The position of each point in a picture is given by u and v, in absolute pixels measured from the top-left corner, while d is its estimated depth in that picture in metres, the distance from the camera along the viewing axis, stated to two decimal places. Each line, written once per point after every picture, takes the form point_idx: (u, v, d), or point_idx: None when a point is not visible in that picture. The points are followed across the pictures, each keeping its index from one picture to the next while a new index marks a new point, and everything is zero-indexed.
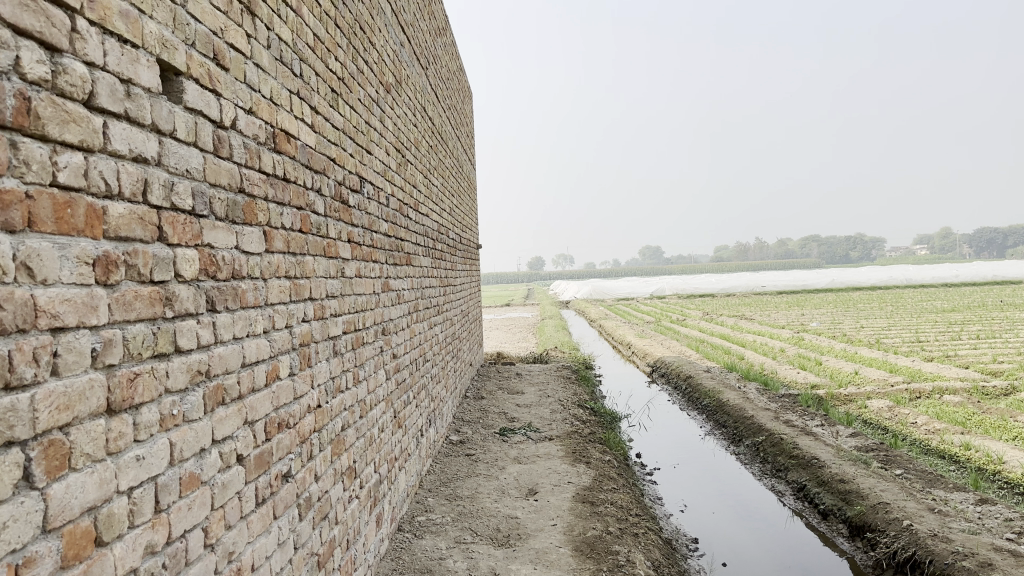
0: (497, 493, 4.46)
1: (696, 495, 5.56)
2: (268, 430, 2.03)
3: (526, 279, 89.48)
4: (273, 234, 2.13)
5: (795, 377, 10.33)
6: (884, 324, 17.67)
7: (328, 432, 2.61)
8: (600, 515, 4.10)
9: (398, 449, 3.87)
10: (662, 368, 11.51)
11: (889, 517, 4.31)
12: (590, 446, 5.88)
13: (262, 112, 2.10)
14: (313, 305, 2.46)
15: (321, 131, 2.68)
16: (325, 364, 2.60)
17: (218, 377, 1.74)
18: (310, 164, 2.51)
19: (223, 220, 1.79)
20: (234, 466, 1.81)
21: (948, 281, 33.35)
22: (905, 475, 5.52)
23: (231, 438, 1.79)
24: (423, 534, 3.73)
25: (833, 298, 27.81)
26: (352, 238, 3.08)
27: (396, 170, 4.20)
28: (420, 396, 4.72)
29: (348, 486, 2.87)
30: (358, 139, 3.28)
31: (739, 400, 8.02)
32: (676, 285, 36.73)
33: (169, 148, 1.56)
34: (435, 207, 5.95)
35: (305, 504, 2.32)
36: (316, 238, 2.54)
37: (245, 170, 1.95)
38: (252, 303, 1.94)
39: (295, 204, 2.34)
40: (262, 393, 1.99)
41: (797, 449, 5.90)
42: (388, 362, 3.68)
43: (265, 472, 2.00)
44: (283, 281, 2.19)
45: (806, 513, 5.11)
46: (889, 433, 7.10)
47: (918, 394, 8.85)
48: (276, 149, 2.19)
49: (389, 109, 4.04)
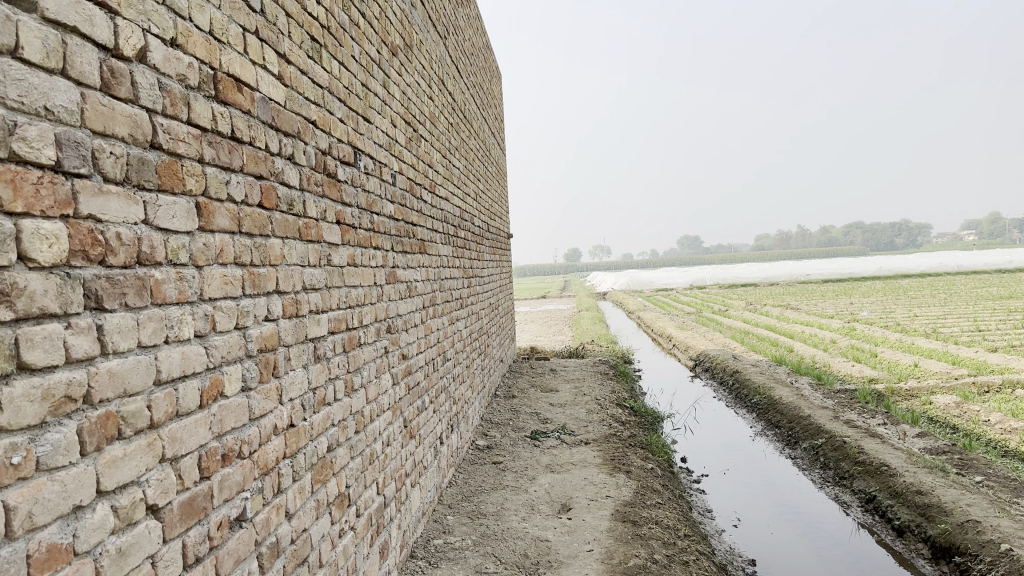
0: (525, 509, 3.94)
1: (749, 506, 4.97)
2: (204, 467, 1.53)
3: (562, 271, 88.88)
4: (213, 208, 1.63)
5: (850, 370, 9.63)
6: (940, 312, 16.76)
7: (308, 456, 2.11)
8: (644, 539, 3.56)
9: (410, 463, 3.38)
10: (706, 362, 10.88)
11: (982, 538, 3.68)
12: (630, 452, 5.32)
13: (195, 47, 1.59)
14: (281, 300, 1.96)
15: (295, 86, 2.17)
16: (301, 373, 2.09)
17: (110, 403, 1.24)
18: (275, 124, 2.01)
19: (118, 185, 1.30)
20: (142, 521, 1.32)
21: (1004, 266, 31.81)
22: (987, 483, 4.86)
23: (135, 484, 1.30)
24: (439, 562, 3.22)
25: (880, 286, 26.72)
26: (343, 219, 2.57)
27: (405, 144, 3.67)
28: (439, 400, 4.20)
29: (339, 517, 2.37)
30: (351, 102, 2.76)
31: (793, 397, 7.39)
32: (714, 275, 35.83)
33: (5, 72, 1.06)
34: (457, 191, 5.44)
35: (269, 551, 1.82)
36: (286, 217, 2.04)
37: (163, 119, 1.46)
38: (173, 299, 1.45)
39: (252, 171, 1.84)
40: (192, 420, 1.49)
41: (863, 454, 5.27)
42: (395, 365, 3.18)
43: (200, 522, 1.51)
44: (230, 270, 1.69)
45: (877, 528, 4.50)
46: (959, 433, 6.43)
47: (986, 389, 8.10)
48: (218, 100, 1.69)
49: (395, 76, 3.52)
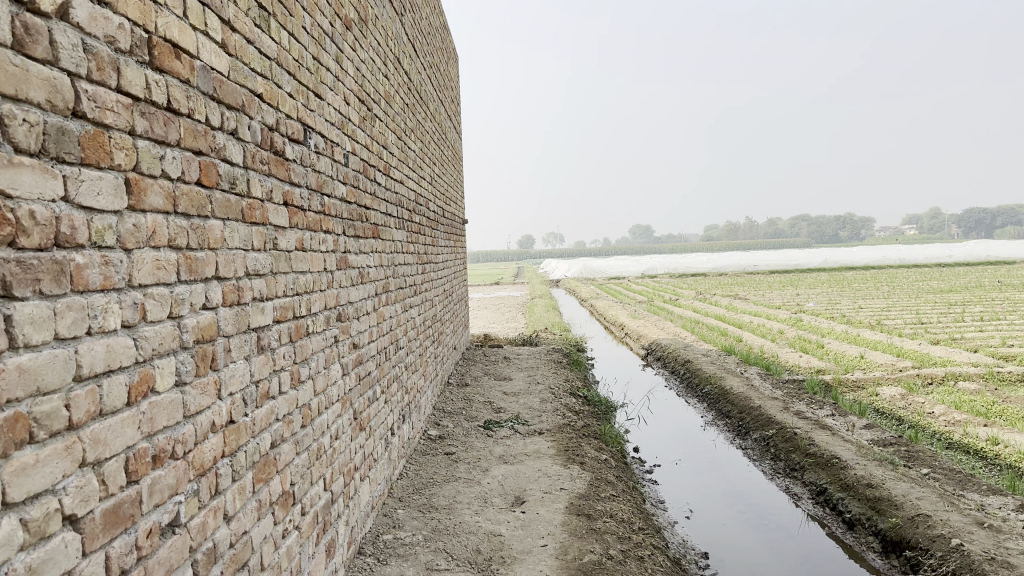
0: (478, 502, 3.84)
1: (702, 497, 4.97)
2: (131, 470, 1.40)
3: (516, 258, 88.96)
4: (145, 185, 1.48)
5: (797, 361, 9.76)
6: (883, 304, 17.16)
7: (249, 454, 1.98)
8: (598, 533, 3.50)
9: (359, 456, 3.25)
10: (658, 351, 10.93)
11: (932, 533, 3.71)
12: (583, 442, 5.27)
13: (126, 6, 1.43)
14: (221, 287, 1.82)
15: (239, 56, 2.01)
16: (242, 365, 1.95)
17: (19, 403, 1.10)
18: (217, 96, 1.85)
19: (31, 156, 1.15)
20: (58, 534, 1.18)
21: (943, 260, 32.77)
22: (933, 475, 4.94)
23: (49, 492, 1.16)
24: (388, 559, 3.11)
25: (826, 277, 27.24)
26: (291, 201, 2.42)
27: (358, 124, 3.52)
28: (390, 389, 4.07)
29: (282, 516, 2.24)
30: (301, 76, 2.60)
31: (743, 387, 7.44)
32: (666, 264, 36.15)
33: None
34: (412, 174, 5.29)
35: (205, 558, 1.69)
36: (228, 197, 1.89)
37: (88, 85, 1.30)
38: (97, 286, 1.31)
39: (189, 146, 1.69)
40: (118, 418, 1.35)
41: (813, 446, 5.31)
42: (345, 355, 3.04)
43: (126, 531, 1.37)
44: (164, 253, 1.54)
45: (827, 520, 4.54)
46: (905, 425, 6.55)
47: (929, 380, 8.27)
48: (153, 66, 1.53)
49: (349, 51, 3.35)
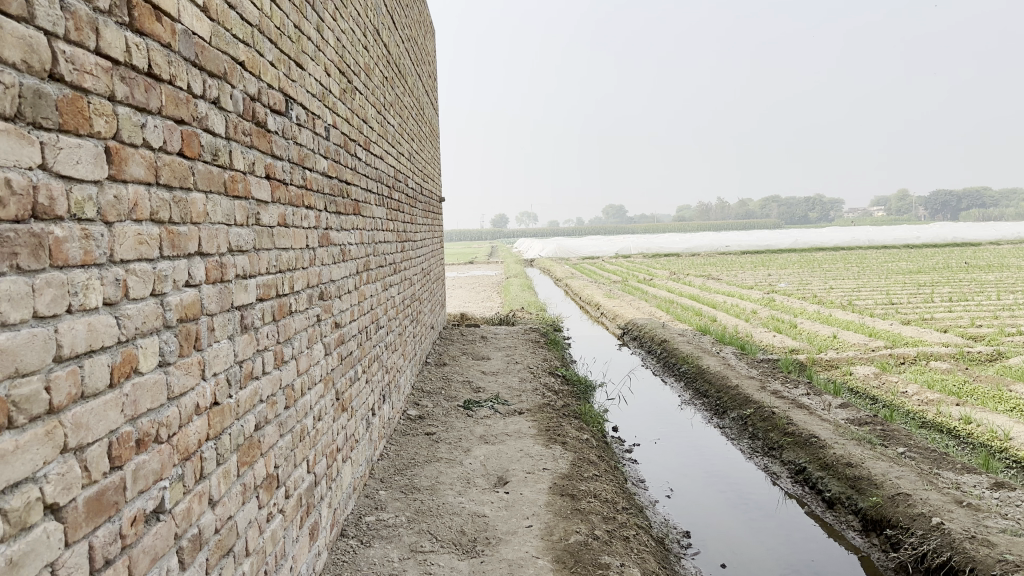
0: (461, 483, 3.81)
1: (682, 477, 4.98)
2: (115, 455, 1.33)
3: (489, 237, 88.75)
4: (126, 154, 1.40)
5: (771, 340, 9.84)
6: (855, 284, 17.36)
7: (233, 436, 1.91)
8: (582, 513, 3.48)
9: (341, 437, 3.18)
10: (634, 330, 10.96)
11: (912, 512, 3.74)
12: (564, 422, 5.25)
13: None
14: (204, 263, 1.74)
15: (221, 20, 1.91)
16: (226, 345, 1.88)
17: None
18: (199, 63, 1.76)
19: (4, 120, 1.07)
20: (40, 524, 1.11)
21: (911, 241, 33.25)
22: (909, 454, 5.00)
23: (30, 479, 1.09)
24: (371, 541, 3.06)
25: (797, 258, 27.51)
26: (272, 175, 2.33)
27: (339, 97, 3.41)
28: (371, 369, 4.00)
29: (266, 500, 2.18)
30: (283, 44, 2.50)
31: (719, 367, 7.47)
32: (639, 244, 36.28)
33: None
34: (392, 150, 5.18)
35: (190, 545, 1.63)
36: (210, 168, 1.81)
37: (66, 46, 1.22)
38: (77, 261, 1.23)
39: (171, 114, 1.60)
40: (100, 402, 1.28)
41: (792, 425, 5.34)
42: (327, 334, 2.97)
43: (110, 519, 1.31)
44: (147, 227, 1.46)
45: (806, 499, 4.57)
46: (879, 404, 6.63)
47: (901, 360, 8.37)
48: (134, 28, 1.44)
49: (330, 21, 3.25)
